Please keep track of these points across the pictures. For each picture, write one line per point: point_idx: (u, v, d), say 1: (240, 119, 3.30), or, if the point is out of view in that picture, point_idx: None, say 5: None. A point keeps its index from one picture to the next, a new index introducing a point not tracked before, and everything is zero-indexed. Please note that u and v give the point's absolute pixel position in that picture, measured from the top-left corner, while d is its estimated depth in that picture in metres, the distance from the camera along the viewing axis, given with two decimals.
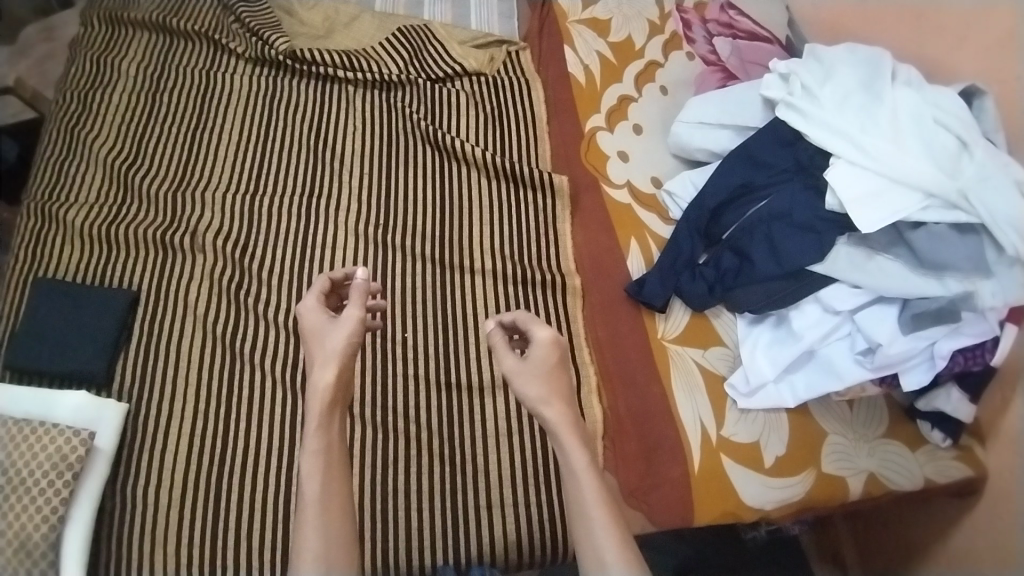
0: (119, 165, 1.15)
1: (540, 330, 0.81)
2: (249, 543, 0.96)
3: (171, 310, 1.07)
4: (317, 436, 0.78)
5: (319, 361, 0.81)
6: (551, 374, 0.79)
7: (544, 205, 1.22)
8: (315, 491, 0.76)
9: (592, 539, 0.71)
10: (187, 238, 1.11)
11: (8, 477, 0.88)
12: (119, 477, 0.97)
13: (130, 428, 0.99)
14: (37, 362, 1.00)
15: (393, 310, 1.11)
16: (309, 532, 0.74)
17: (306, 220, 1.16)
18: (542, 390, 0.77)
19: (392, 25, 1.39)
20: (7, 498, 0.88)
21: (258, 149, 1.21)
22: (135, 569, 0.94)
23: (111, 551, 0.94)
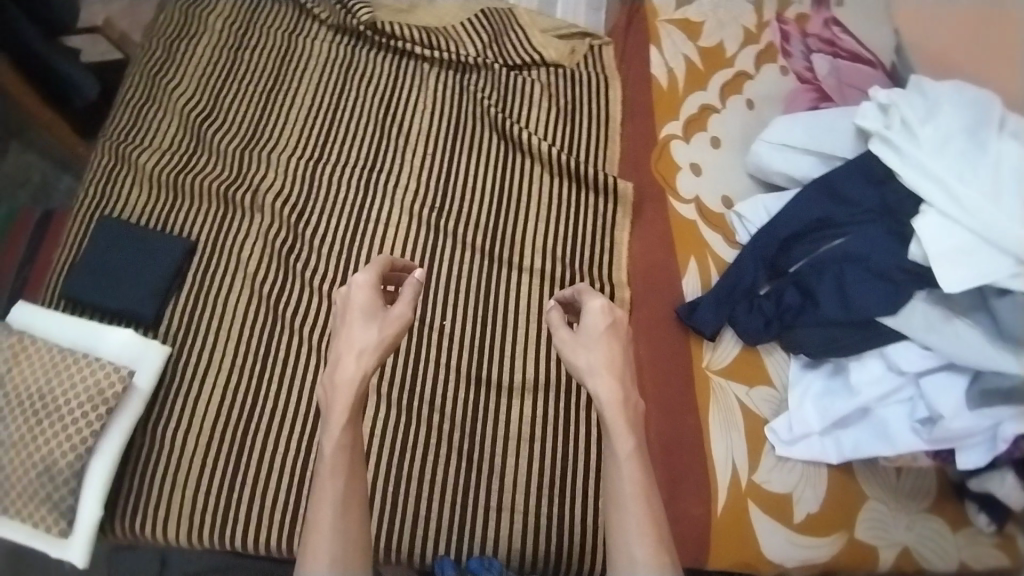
0: (195, 116, 1.18)
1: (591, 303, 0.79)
2: (262, 504, 0.97)
3: (226, 264, 1.08)
4: (344, 434, 0.72)
5: (365, 352, 0.74)
6: (605, 345, 0.77)
7: (604, 210, 1.18)
8: (336, 493, 0.70)
9: (631, 532, 0.70)
10: (248, 195, 1.11)
11: (46, 403, 0.92)
12: (151, 416, 0.99)
13: (169, 372, 1.02)
14: (90, 295, 1.03)
15: (436, 297, 1.08)
16: (327, 537, 0.68)
17: (363, 193, 1.14)
18: (603, 357, 0.76)
19: (475, 5, 1.36)
20: (43, 422, 0.91)
21: (328, 116, 1.20)
22: (150, 509, 0.95)
23: (131, 488, 0.96)
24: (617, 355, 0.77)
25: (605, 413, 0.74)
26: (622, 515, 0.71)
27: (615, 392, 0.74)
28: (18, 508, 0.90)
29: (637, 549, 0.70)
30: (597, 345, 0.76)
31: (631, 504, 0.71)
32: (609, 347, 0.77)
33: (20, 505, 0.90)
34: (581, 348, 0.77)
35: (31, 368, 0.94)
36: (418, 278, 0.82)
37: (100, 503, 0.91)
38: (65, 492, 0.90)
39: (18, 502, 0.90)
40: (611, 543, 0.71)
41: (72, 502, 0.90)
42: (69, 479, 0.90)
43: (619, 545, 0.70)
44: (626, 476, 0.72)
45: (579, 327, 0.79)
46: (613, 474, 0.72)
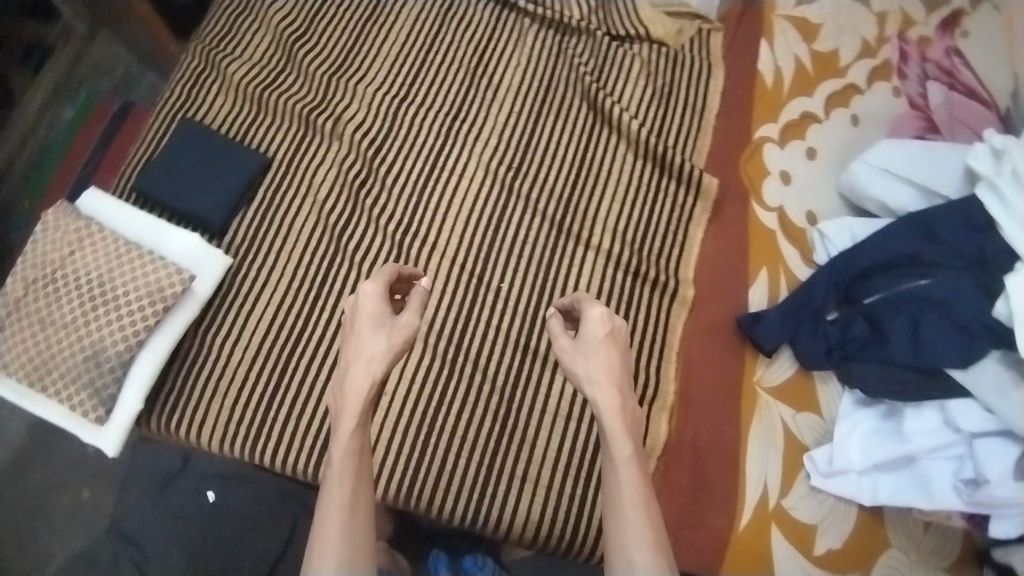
0: (289, 33, 1.16)
1: (591, 309, 0.78)
2: (295, 427, 0.97)
3: (297, 187, 1.08)
4: (353, 440, 0.73)
5: (374, 358, 0.76)
6: (604, 351, 0.75)
7: (683, 203, 1.10)
8: (346, 491, 0.71)
9: (629, 532, 0.67)
10: (330, 122, 1.10)
11: (104, 292, 0.93)
12: (204, 321, 1.01)
13: (227, 282, 1.03)
14: (164, 195, 1.04)
15: (497, 257, 1.05)
16: (334, 540, 0.68)
17: (443, 139, 1.11)
18: (603, 367, 0.74)
19: None
20: (97, 309, 0.93)
21: (420, 55, 1.17)
22: (187, 411, 0.97)
23: (173, 388, 0.98)
24: (614, 364, 0.75)
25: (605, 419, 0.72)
26: (621, 518, 0.68)
27: (613, 400, 0.73)
28: (57, 388, 0.92)
29: (636, 550, 0.66)
30: (597, 351, 0.75)
31: (630, 507, 0.69)
32: (610, 358, 0.75)
33: (60, 387, 0.92)
34: (580, 354, 0.76)
35: (92, 256, 0.95)
36: (425, 285, 0.84)
37: (141, 397, 0.93)
38: (108, 380, 0.92)
39: (60, 384, 0.92)
40: (611, 547, 0.69)
41: (112, 392, 0.92)
42: (114, 368, 0.92)
43: (616, 550, 0.68)
44: (626, 483, 0.69)
45: (579, 334, 0.77)
46: (616, 479, 0.70)
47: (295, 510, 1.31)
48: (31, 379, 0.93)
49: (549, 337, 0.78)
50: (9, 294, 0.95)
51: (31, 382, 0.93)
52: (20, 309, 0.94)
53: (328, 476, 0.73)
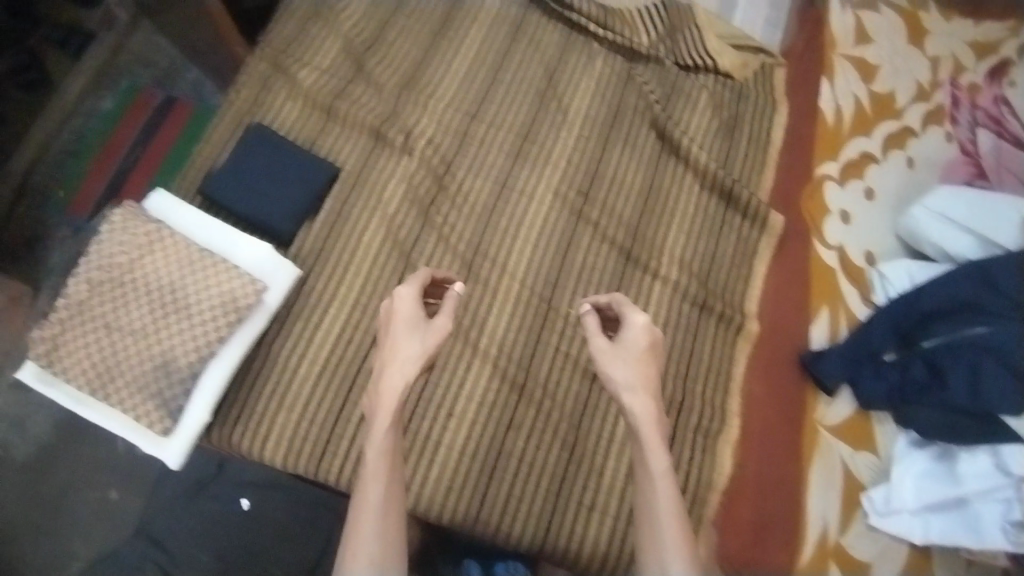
0: (361, 44, 1.16)
1: (634, 315, 0.79)
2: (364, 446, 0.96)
3: (364, 200, 1.07)
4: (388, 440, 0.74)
5: (408, 359, 0.78)
6: (643, 359, 0.77)
7: (747, 236, 1.12)
8: (381, 490, 0.71)
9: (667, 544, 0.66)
10: (402, 136, 1.09)
11: (175, 298, 0.92)
12: (272, 333, 1.00)
13: (295, 296, 1.01)
14: (234, 203, 1.03)
15: (566, 282, 1.04)
16: (366, 541, 0.68)
17: (512, 160, 1.10)
18: (640, 373, 0.76)
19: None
20: (168, 317, 0.91)
21: (490, 73, 1.17)
22: (254, 424, 0.96)
23: (238, 399, 0.97)
24: (649, 372, 0.77)
25: (643, 427, 0.73)
26: (657, 529, 0.68)
27: (651, 410, 0.74)
28: (120, 398, 0.90)
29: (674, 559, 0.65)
30: (635, 358, 0.77)
31: (663, 516, 0.68)
32: (645, 365, 0.77)
33: (123, 396, 0.90)
34: (617, 359, 0.77)
35: (162, 262, 0.93)
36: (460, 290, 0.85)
37: (209, 409, 0.92)
38: (177, 389, 0.90)
39: (123, 394, 0.90)
40: (644, 558, 0.68)
41: (179, 403, 0.90)
42: (184, 379, 0.90)
43: (652, 558, 0.67)
44: (663, 493, 0.69)
45: (619, 339, 0.78)
46: (653, 489, 0.70)
47: (330, 521, 1.30)
48: (93, 386, 0.90)
49: (587, 339, 0.79)
50: (71, 296, 0.92)
51: (92, 390, 0.90)
52: (84, 312, 0.92)
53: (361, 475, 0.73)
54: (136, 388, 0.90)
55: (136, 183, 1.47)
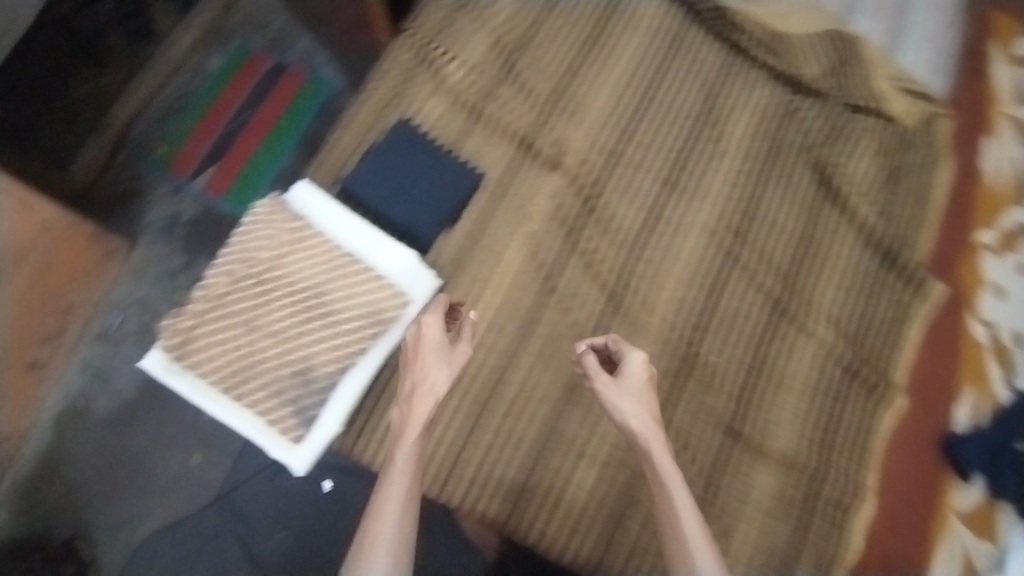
0: (512, 41, 1.08)
1: (634, 355, 0.81)
2: (492, 475, 0.93)
3: (506, 213, 1.00)
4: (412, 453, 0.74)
5: (429, 368, 0.80)
6: (646, 394, 0.79)
7: (898, 299, 1.07)
8: (402, 493, 0.71)
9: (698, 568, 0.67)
10: (552, 150, 1.03)
11: (317, 304, 0.89)
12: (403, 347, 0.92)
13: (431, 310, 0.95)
14: (379, 202, 0.99)
15: (708, 328, 1.00)
16: (383, 548, 0.68)
17: (663, 188, 1.04)
18: (644, 409, 0.77)
19: (825, 24, 1.16)
20: (309, 323, 0.89)
21: (645, 89, 1.09)
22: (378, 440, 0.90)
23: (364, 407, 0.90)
24: (653, 408, 0.78)
25: (654, 457, 0.74)
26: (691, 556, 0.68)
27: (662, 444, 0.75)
28: (254, 400, 0.86)
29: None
30: (642, 394, 0.78)
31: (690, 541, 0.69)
32: (646, 398, 0.78)
33: (257, 398, 0.87)
34: (624, 394, 0.78)
35: (309, 265, 0.90)
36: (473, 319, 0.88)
37: (341, 423, 0.87)
38: (314, 397, 0.87)
39: (257, 396, 0.87)
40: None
41: (314, 412, 0.87)
42: (322, 388, 0.87)
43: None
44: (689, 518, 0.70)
45: (620, 376, 0.79)
46: (677, 517, 0.70)
47: None
48: (225, 384, 0.87)
49: (590, 378, 0.79)
50: (208, 287, 0.88)
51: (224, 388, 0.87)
52: (222, 306, 0.87)
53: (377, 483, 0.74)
54: (274, 394, 0.87)
55: (236, 156, 1.45)
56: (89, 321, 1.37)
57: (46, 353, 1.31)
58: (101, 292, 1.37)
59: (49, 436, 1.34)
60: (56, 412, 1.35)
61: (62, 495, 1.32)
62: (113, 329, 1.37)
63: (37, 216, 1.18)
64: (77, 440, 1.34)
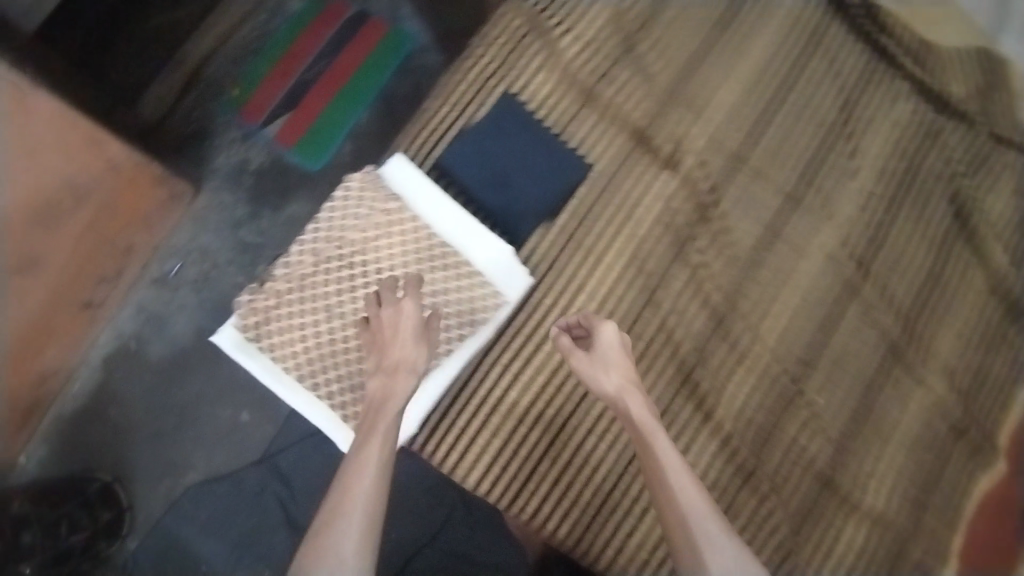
0: (637, 19, 0.97)
1: (604, 326, 0.74)
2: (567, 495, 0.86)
3: (611, 213, 0.91)
4: (389, 429, 0.71)
5: (408, 345, 0.75)
6: (623, 361, 0.72)
7: (1012, 355, 1.02)
8: (374, 468, 0.68)
9: (700, 543, 0.61)
10: (669, 147, 0.94)
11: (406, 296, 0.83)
12: (492, 349, 0.87)
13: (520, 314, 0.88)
14: (478, 186, 0.90)
15: (816, 364, 0.92)
16: (355, 520, 0.65)
17: (785, 203, 0.94)
18: (620, 380, 0.71)
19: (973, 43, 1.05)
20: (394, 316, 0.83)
21: (777, 88, 0.98)
22: (456, 444, 0.84)
23: (445, 415, 0.84)
24: (632, 376, 0.72)
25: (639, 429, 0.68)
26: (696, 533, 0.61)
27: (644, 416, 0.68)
28: (330, 392, 0.82)
29: (712, 558, 0.60)
30: (617, 363, 0.71)
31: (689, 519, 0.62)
32: (623, 366, 0.71)
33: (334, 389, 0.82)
34: (600, 368, 0.72)
35: (400, 252, 0.84)
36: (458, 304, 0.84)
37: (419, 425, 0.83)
38: (394, 399, 0.81)
39: (335, 388, 0.83)
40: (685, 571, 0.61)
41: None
42: (402, 389, 0.82)
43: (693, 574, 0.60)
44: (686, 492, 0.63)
45: (593, 352, 0.73)
46: (672, 493, 0.63)
47: None
48: (302, 370, 0.83)
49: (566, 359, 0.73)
50: (292, 265, 0.83)
51: (301, 374, 0.83)
52: (305, 287, 0.83)
53: (353, 448, 0.71)
54: (353, 389, 0.82)
55: (310, 108, 1.37)
56: (147, 264, 1.33)
57: (100, 293, 1.26)
58: (164, 236, 1.33)
59: (97, 373, 1.31)
60: (106, 351, 1.31)
61: (105, 438, 1.29)
62: (171, 274, 1.33)
63: (105, 154, 1.12)
64: (125, 381, 1.31)
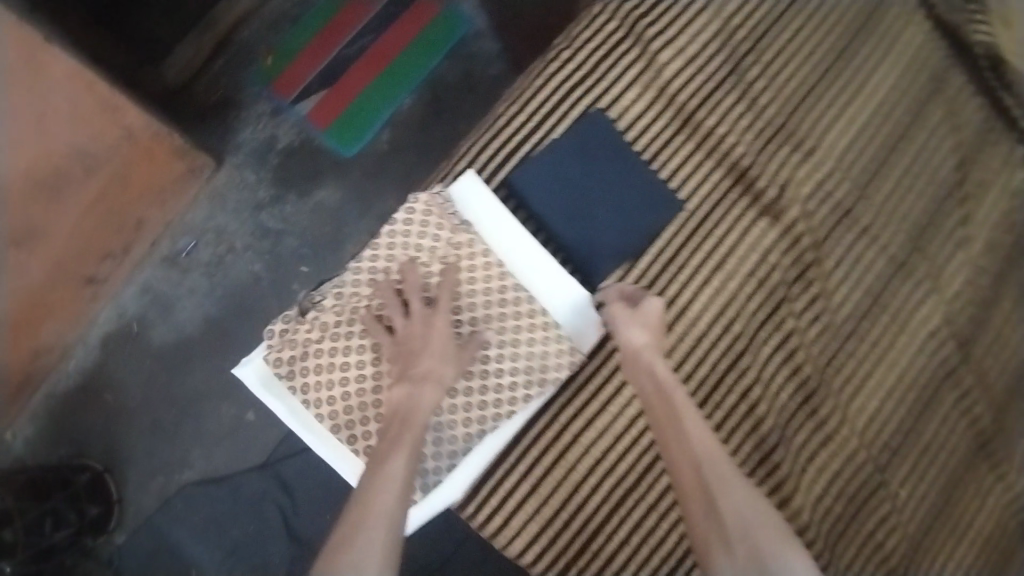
0: (746, 41, 0.87)
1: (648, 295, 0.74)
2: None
3: (698, 260, 0.81)
4: (416, 441, 0.64)
5: (439, 354, 0.69)
6: (658, 323, 0.72)
7: None
8: (403, 468, 0.61)
9: (713, 486, 0.58)
10: (771, 192, 0.83)
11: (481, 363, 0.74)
12: (550, 411, 0.78)
13: (583, 373, 0.79)
14: (550, 213, 0.80)
15: (901, 452, 0.83)
16: (383, 521, 0.57)
17: (887, 268, 0.85)
18: (650, 336, 0.71)
19: None
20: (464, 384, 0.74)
21: (890, 137, 0.88)
22: (503, 512, 0.76)
23: (494, 478, 0.76)
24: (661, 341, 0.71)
25: (657, 383, 0.67)
26: (719, 483, 0.58)
27: (664, 373, 0.68)
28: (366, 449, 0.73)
29: (725, 501, 0.57)
30: (653, 322, 0.71)
31: (710, 472, 0.59)
32: (654, 329, 0.71)
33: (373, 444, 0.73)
34: (634, 319, 0.72)
35: (468, 290, 0.75)
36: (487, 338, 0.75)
37: (464, 490, 0.76)
38: (442, 464, 0.74)
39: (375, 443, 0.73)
40: (699, 526, 0.57)
41: (438, 480, 0.74)
42: (454, 452, 0.74)
43: (705, 523, 0.57)
44: (705, 447, 0.61)
45: (636, 306, 0.72)
46: (690, 444, 0.61)
47: None
48: (338, 421, 0.74)
49: (605, 306, 0.73)
50: (343, 295, 0.76)
51: (337, 425, 0.74)
52: (354, 321, 0.75)
53: (370, 465, 0.62)
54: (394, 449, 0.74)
55: (345, 89, 1.23)
56: (157, 241, 1.20)
57: (105, 269, 1.13)
58: (179, 211, 1.20)
59: (92, 356, 1.18)
60: (107, 331, 1.19)
61: (93, 427, 1.17)
62: (183, 254, 1.20)
63: (121, 120, 0.98)
64: (120, 367, 1.18)
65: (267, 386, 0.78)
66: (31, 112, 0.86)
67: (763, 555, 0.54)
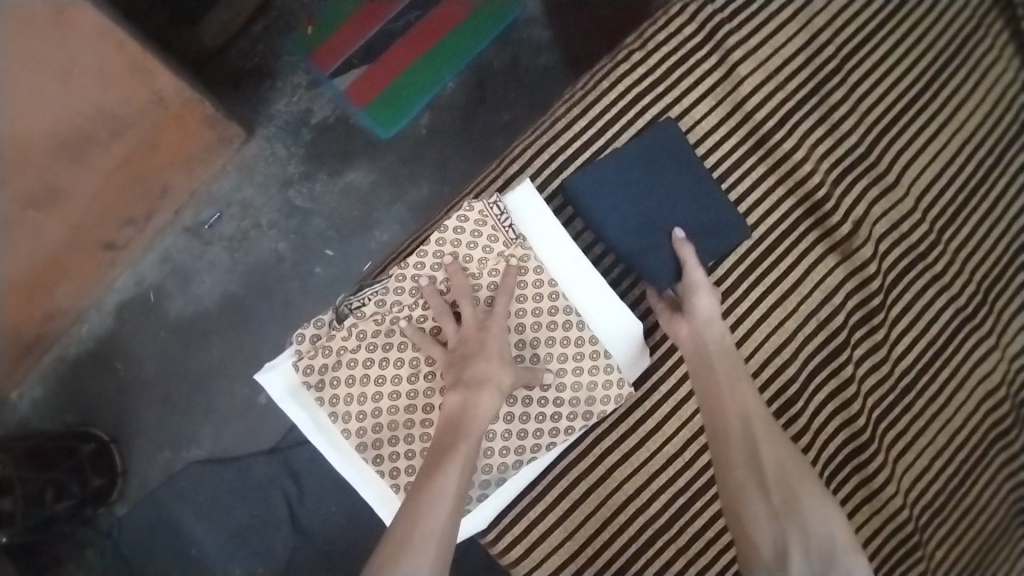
0: (829, 64, 0.81)
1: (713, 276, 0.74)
2: None
3: (757, 295, 0.76)
4: (469, 457, 0.59)
5: (495, 359, 0.64)
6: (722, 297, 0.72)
7: None
8: (454, 484, 0.57)
9: (758, 437, 0.61)
10: (840, 228, 0.78)
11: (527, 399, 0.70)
12: (586, 444, 0.75)
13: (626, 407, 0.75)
14: (616, 223, 0.74)
15: (943, 512, 0.80)
16: (429, 541, 0.53)
17: (951, 320, 0.81)
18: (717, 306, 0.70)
19: None
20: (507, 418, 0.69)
21: (969, 180, 0.83)
22: (529, 542, 0.73)
23: (522, 506, 0.74)
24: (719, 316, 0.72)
25: (714, 343, 0.68)
26: (766, 446, 0.60)
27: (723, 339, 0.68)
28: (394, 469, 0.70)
29: (769, 460, 0.60)
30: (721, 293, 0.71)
31: (758, 431, 0.61)
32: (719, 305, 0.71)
33: (399, 467, 0.70)
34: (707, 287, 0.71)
35: (516, 310, 0.71)
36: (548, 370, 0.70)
37: (490, 521, 0.73)
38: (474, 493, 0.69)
39: (401, 466, 0.70)
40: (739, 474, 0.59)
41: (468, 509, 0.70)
42: (487, 482, 0.69)
43: (745, 474, 0.59)
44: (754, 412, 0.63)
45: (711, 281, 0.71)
46: (741, 403, 0.63)
47: None
48: (365, 439, 0.70)
49: (685, 267, 0.71)
50: (385, 304, 0.71)
51: (363, 444, 0.70)
52: (394, 333, 0.71)
53: (421, 475, 0.58)
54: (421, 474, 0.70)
55: (388, 65, 1.14)
56: (181, 210, 1.13)
57: (126, 236, 1.07)
58: (205, 180, 1.13)
59: (104, 324, 1.13)
60: (123, 299, 1.13)
61: (99, 399, 1.11)
62: (206, 226, 1.13)
63: (151, 83, 0.89)
64: (133, 337, 1.13)
65: (293, 393, 0.74)
66: (59, 69, 0.76)
67: (800, 507, 0.57)
